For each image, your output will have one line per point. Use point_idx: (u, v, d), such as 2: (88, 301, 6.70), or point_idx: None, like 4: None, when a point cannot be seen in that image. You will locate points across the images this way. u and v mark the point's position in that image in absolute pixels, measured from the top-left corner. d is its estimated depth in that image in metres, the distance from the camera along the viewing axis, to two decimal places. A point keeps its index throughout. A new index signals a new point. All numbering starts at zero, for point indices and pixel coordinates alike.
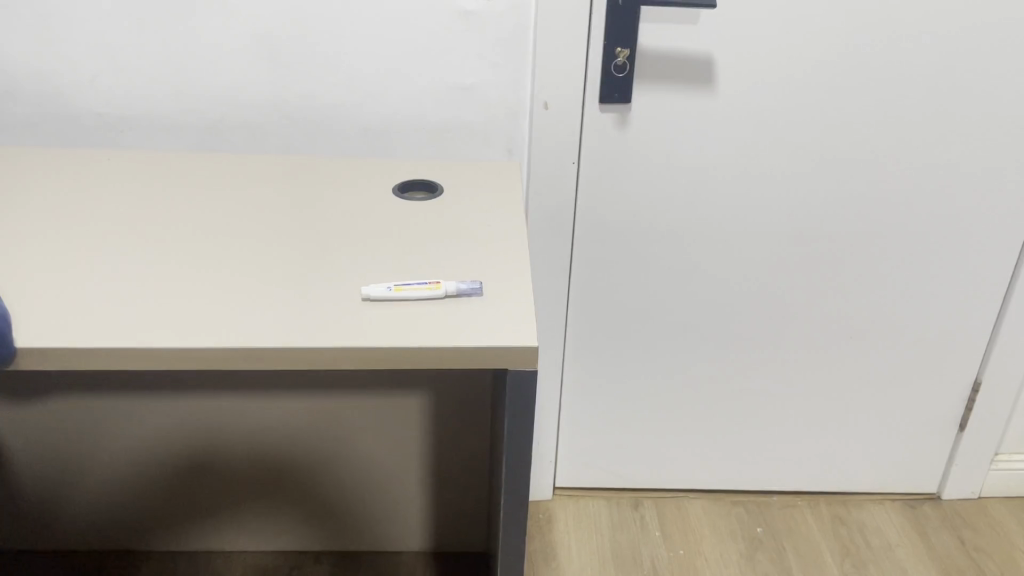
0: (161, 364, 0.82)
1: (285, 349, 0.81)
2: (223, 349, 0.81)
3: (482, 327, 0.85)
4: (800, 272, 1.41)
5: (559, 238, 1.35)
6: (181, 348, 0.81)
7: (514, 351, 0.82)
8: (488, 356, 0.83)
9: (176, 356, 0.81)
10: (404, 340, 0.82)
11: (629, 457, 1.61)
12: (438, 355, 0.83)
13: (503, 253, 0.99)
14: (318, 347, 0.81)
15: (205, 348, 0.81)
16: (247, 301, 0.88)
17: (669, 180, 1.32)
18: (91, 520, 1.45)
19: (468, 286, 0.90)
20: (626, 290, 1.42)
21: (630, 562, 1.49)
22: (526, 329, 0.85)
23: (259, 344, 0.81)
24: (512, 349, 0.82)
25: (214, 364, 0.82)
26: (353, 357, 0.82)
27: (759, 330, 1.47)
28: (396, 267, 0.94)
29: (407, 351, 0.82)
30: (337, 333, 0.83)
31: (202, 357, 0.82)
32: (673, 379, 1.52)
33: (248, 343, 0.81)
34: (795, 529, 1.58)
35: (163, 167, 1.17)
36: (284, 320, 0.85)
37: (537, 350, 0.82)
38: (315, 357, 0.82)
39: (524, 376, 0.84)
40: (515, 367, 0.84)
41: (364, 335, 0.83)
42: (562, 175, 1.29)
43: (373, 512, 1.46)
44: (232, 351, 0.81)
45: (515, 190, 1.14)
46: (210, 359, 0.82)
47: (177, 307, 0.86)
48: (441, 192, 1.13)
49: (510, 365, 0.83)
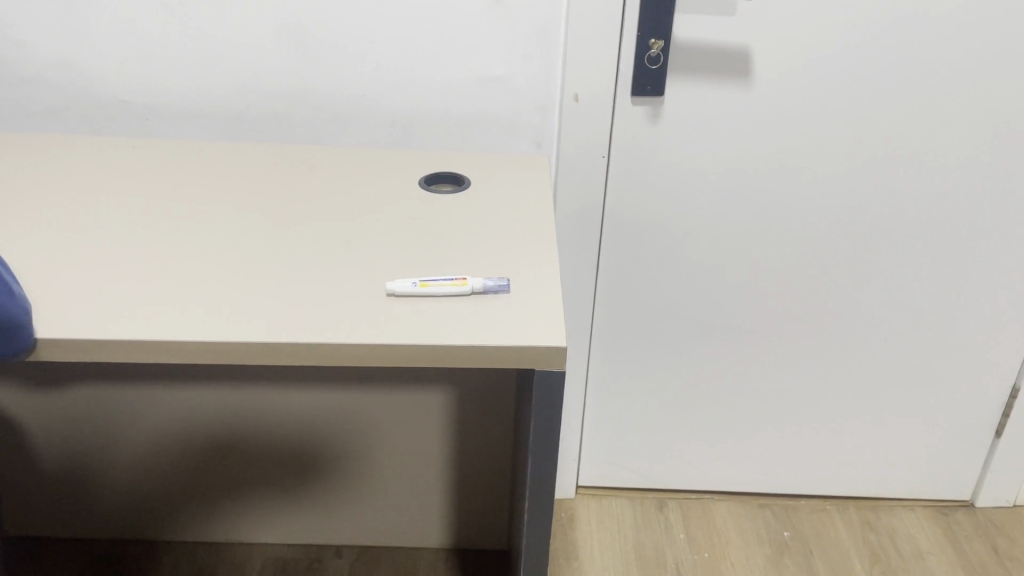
0: (182, 359, 0.80)
1: (309, 344, 0.79)
2: (245, 344, 0.79)
3: (510, 326, 0.82)
4: (831, 273, 1.38)
5: (587, 235, 1.33)
6: (203, 342, 0.79)
7: (539, 351, 0.80)
8: (514, 356, 0.80)
9: (196, 350, 0.80)
10: (428, 337, 0.80)
11: (654, 457, 1.58)
12: (463, 354, 0.80)
13: (529, 248, 0.96)
14: (340, 343, 0.79)
15: (227, 343, 0.79)
16: (268, 295, 0.86)
17: (700, 176, 1.29)
18: (111, 509, 1.45)
19: (495, 283, 0.87)
20: (650, 287, 1.39)
21: (654, 563, 1.46)
22: (554, 328, 0.82)
23: (280, 339, 0.79)
24: (540, 348, 0.80)
25: (236, 359, 0.80)
26: (376, 354, 0.80)
27: (787, 331, 1.44)
28: (423, 262, 0.92)
29: (431, 349, 0.79)
30: (362, 329, 0.81)
31: (222, 351, 0.80)
32: (698, 378, 1.49)
33: (269, 338, 0.79)
34: (823, 534, 1.53)
35: (187, 155, 1.16)
36: (307, 315, 0.83)
37: (563, 350, 0.80)
38: (336, 353, 0.80)
39: (552, 376, 0.81)
40: (543, 368, 0.81)
41: (390, 331, 0.81)
42: (591, 169, 1.26)
43: (393, 506, 1.45)
44: (253, 345, 0.79)
45: (542, 183, 1.11)
46: (229, 353, 0.80)
47: (196, 300, 0.85)
48: (468, 185, 1.10)
49: (537, 364, 0.81)
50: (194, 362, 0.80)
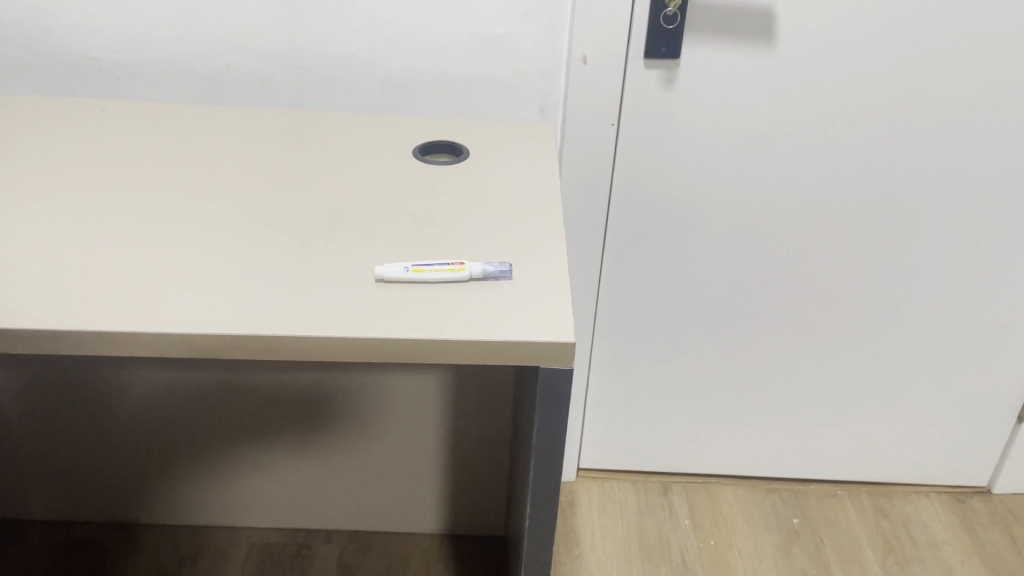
0: (148, 353, 0.72)
1: (287, 337, 0.71)
2: (215, 336, 0.71)
3: (511, 318, 0.74)
4: (851, 250, 1.30)
5: (592, 208, 1.24)
6: (167, 334, 0.71)
7: (544, 347, 0.71)
8: (515, 353, 0.72)
9: (161, 343, 0.72)
10: (421, 330, 0.72)
11: (658, 440, 1.51)
12: (459, 351, 0.72)
13: (532, 227, 0.87)
14: (321, 337, 0.71)
15: (195, 335, 0.71)
16: (243, 282, 0.77)
17: (714, 147, 1.20)
18: (89, 492, 1.38)
19: (496, 268, 0.78)
20: (659, 263, 1.31)
21: (657, 552, 1.39)
22: (561, 321, 0.73)
23: (255, 332, 0.71)
24: (544, 344, 0.71)
25: (205, 353, 0.72)
26: (362, 349, 0.72)
27: (804, 309, 1.36)
28: (415, 244, 0.84)
29: (424, 345, 0.71)
30: (346, 320, 0.73)
31: (192, 345, 0.72)
32: (707, 358, 1.42)
33: (243, 331, 0.71)
34: (834, 521, 1.46)
35: (162, 120, 1.06)
36: (287, 304, 0.75)
37: (570, 346, 0.71)
38: (317, 347, 0.72)
39: (557, 374, 0.73)
40: (547, 365, 0.72)
41: (378, 323, 0.72)
42: (599, 137, 1.17)
43: (386, 491, 1.38)
44: (224, 338, 0.71)
45: (546, 155, 1.02)
46: (200, 347, 0.72)
47: (162, 286, 0.76)
48: (466, 156, 1.01)
49: (540, 361, 0.72)
50: (159, 356, 0.72)
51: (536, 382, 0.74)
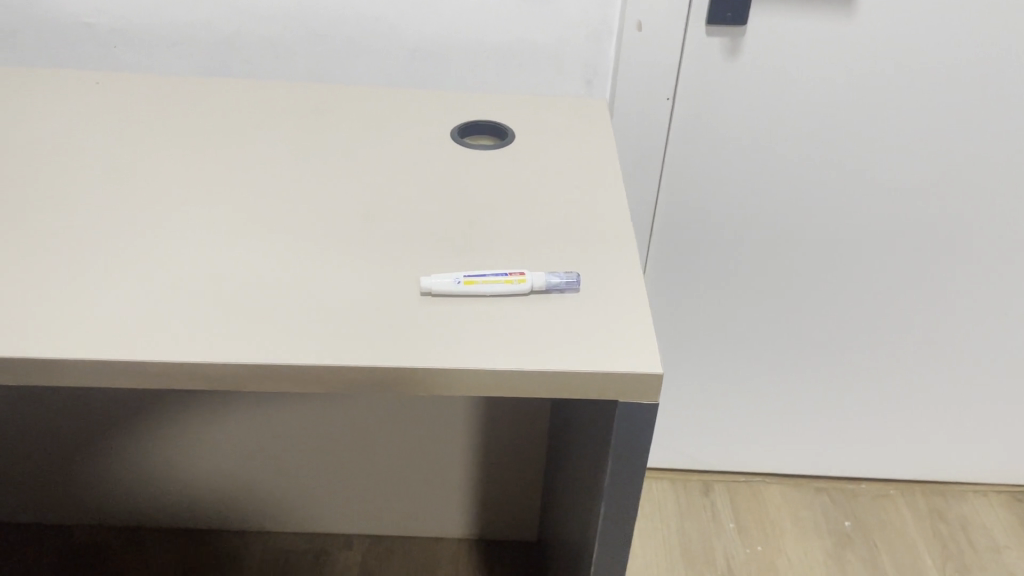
0: (156, 384, 0.61)
1: (321, 368, 0.60)
2: (235, 367, 0.60)
3: (586, 343, 0.62)
4: (922, 239, 1.18)
5: (642, 192, 1.12)
6: (177, 363, 0.60)
7: (626, 380, 0.60)
8: (592, 386, 0.61)
9: (169, 373, 0.60)
10: (480, 358, 0.60)
11: (700, 437, 1.41)
12: (526, 383, 0.61)
13: (595, 226, 0.76)
14: (362, 366, 0.60)
15: (211, 365, 0.60)
16: (265, 296, 0.66)
17: (781, 125, 1.07)
18: (91, 493, 1.29)
19: (562, 279, 0.67)
20: (712, 251, 1.20)
21: (702, 558, 1.30)
22: (643, 347, 0.62)
23: (283, 360, 0.60)
24: (627, 378, 0.60)
25: (224, 385, 0.61)
26: (411, 382, 0.60)
27: (865, 301, 1.25)
28: (464, 248, 0.72)
29: (484, 377, 0.60)
30: (391, 346, 0.61)
31: (208, 375, 0.60)
32: (756, 352, 1.31)
33: (270, 359, 0.60)
34: (888, 523, 1.37)
35: (166, 95, 0.94)
36: (319, 323, 0.63)
37: (656, 379, 0.60)
38: (356, 379, 0.61)
39: (639, 410, 0.62)
40: (627, 402, 0.62)
41: (430, 349, 0.61)
42: (653, 114, 1.05)
43: (412, 494, 1.29)
44: (247, 368, 0.60)
45: (601, 138, 0.90)
46: (218, 378, 0.61)
47: (170, 301, 0.65)
48: (511, 138, 0.89)
49: (620, 395, 0.61)
50: (167, 387, 0.61)
51: (613, 418, 0.63)
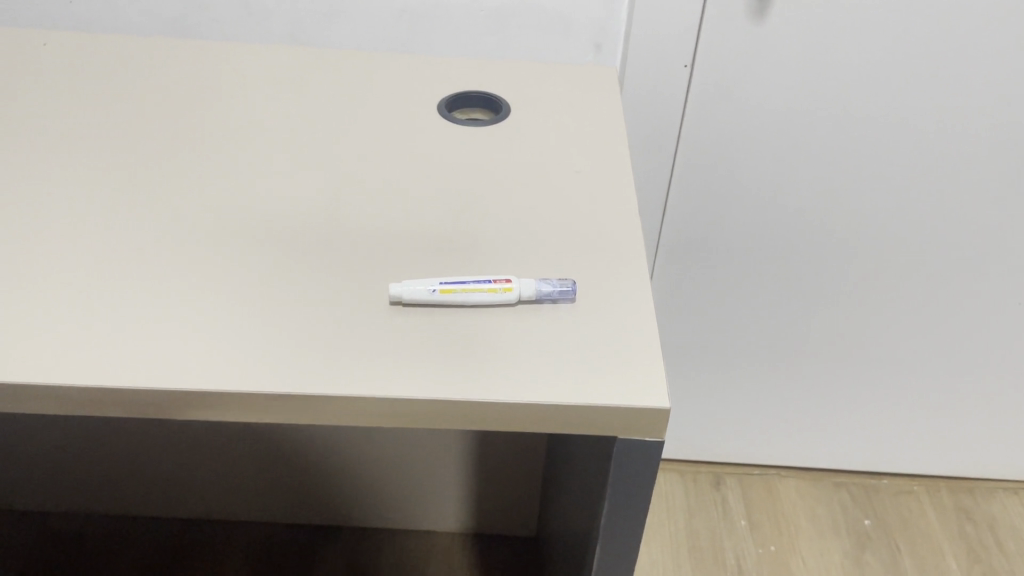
0: (82, 411, 0.52)
1: (270, 397, 0.51)
2: (171, 394, 0.51)
3: (581, 368, 0.53)
4: (964, 223, 1.08)
5: (655, 170, 1.02)
6: (104, 389, 0.51)
7: (626, 416, 0.51)
8: (587, 422, 0.52)
9: (96, 400, 0.52)
10: (456, 387, 0.51)
11: (712, 427, 1.33)
12: (510, 416, 0.51)
13: (598, 219, 0.66)
14: (318, 396, 0.51)
15: (143, 392, 0.51)
16: (212, 305, 0.57)
17: (811, 99, 0.97)
18: (69, 481, 1.22)
19: (555, 288, 0.57)
20: (731, 233, 1.10)
21: (711, 558, 1.22)
22: (647, 374, 0.53)
23: (227, 387, 0.51)
24: (629, 412, 0.51)
25: (160, 413, 0.52)
26: (374, 413, 0.52)
27: (898, 290, 1.15)
28: (445, 248, 0.63)
29: (460, 410, 0.51)
30: (352, 371, 0.52)
31: (140, 403, 0.52)
32: (776, 341, 1.22)
33: (212, 385, 0.51)
34: (911, 524, 1.29)
35: (121, 56, 0.84)
36: (275, 340, 0.55)
37: (662, 414, 0.51)
38: (310, 409, 0.52)
39: (642, 448, 0.53)
40: (629, 438, 0.52)
41: (396, 374, 0.52)
42: (668, 83, 0.94)
43: (404, 487, 1.21)
44: (185, 395, 0.51)
45: (608, 113, 0.79)
46: (153, 405, 0.52)
47: (103, 311, 0.56)
48: (506, 111, 0.79)
49: (620, 432, 0.52)
50: (95, 415, 0.53)
51: (612, 453, 0.54)
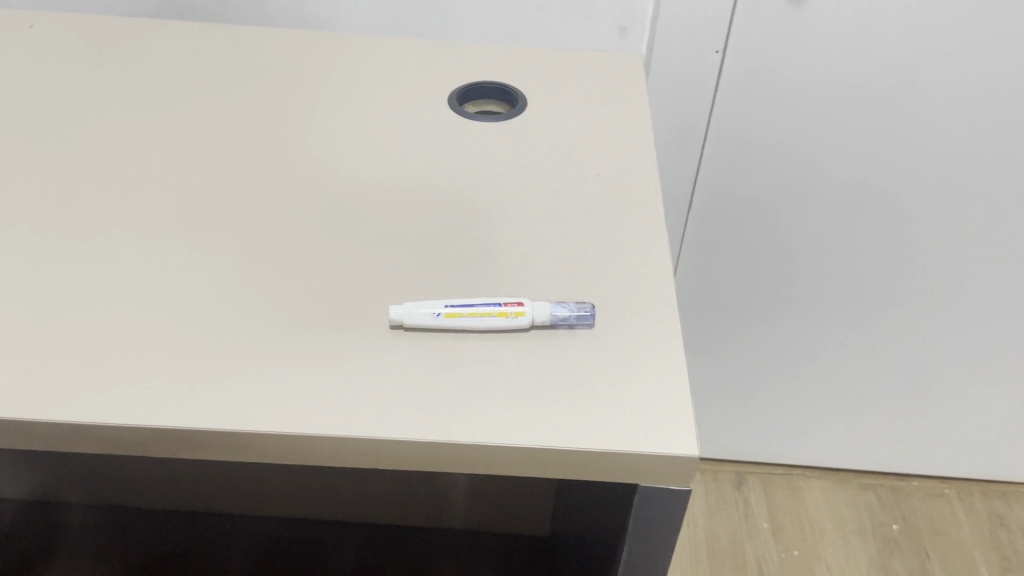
0: (52, 445, 0.48)
1: (254, 435, 0.46)
2: (146, 431, 0.46)
3: (599, 406, 0.48)
4: (1015, 218, 1.00)
5: (681, 160, 0.96)
6: (72, 424, 0.46)
7: (648, 463, 0.46)
8: (606, 468, 0.46)
9: (63, 435, 0.47)
10: (460, 428, 0.46)
11: (735, 423, 1.28)
12: (520, 461, 0.46)
13: (621, 227, 0.60)
14: (310, 436, 0.46)
15: (115, 426, 0.46)
16: (194, 325, 0.52)
17: (853, 86, 0.89)
18: (68, 475, 1.17)
19: (572, 311, 0.52)
20: (761, 226, 1.03)
21: (731, 562, 1.18)
22: (672, 413, 0.48)
23: (209, 425, 0.46)
24: (651, 459, 0.46)
25: (136, 449, 0.48)
26: (372, 454, 0.47)
27: (940, 286, 1.08)
28: (453, 260, 0.57)
29: (465, 453, 0.46)
30: (345, 406, 0.47)
31: (114, 439, 0.47)
32: (806, 336, 1.15)
33: (193, 422, 0.46)
34: (941, 529, 1.23)
35: (110, 36, 0.78)
36: (265, 368, 0.49)
37: (688, 461, 0.46)
38: (298, 448, 0.47)
39: (665, 495, 0.48)
40: (651, 484, 0.47)
41: (394, 411, 0.47)
42: (697, 68, 0.87)
43: (413, 484, 1.16)
44: (163, 433, 0.46)
45: (632, 104, 0.73)
46: (129, 441, 0.47)
47: (75, 330, 0.51)
48: (522, 103, 0.73)
49: (642, 479, 0.47)
50: (64, 449, 0.48)
51: (632, 499, 0.49)
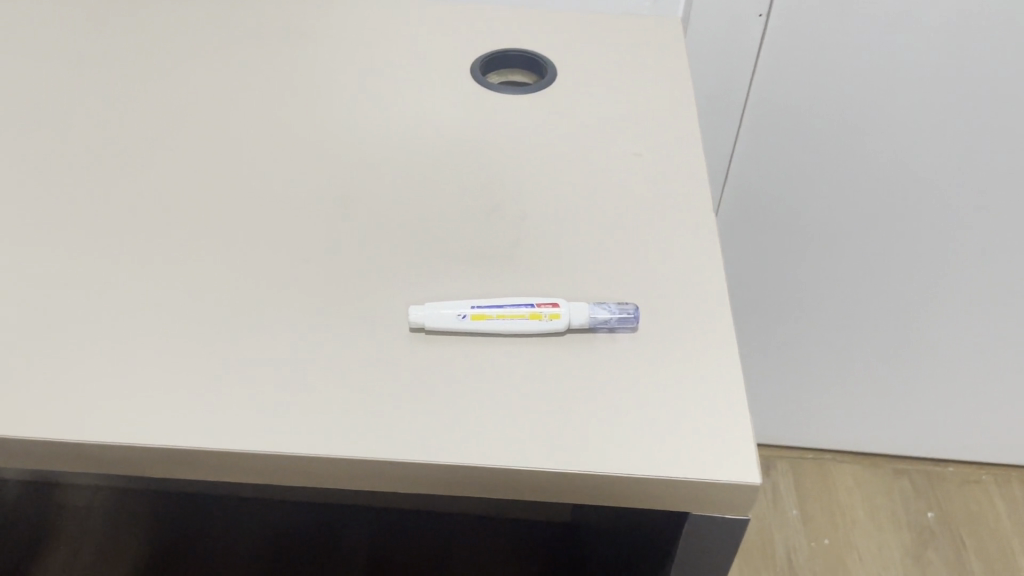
0: (35, 463, 0.43)
1: (258, 456, 0.41)
2: (139, 450, 0.41)
3: (646, 424, 0.42)
4: None
5: (717, 133, 0.89)
6: (57, 442, 0.41)
7: (702, 491, 0.41)
8: (655, 496, 0.41)
9: (50, 454, 0.42)
10: (489, 450, 0.41)
11: (765, 406, 1.22)
12: (557, 486, 0.41)
13: (663, 215, 0.54)
14: (320, 458, 0.41)
15: (107, 445, 0.41)
16: (193, 330, 0.46)
17: (909, 60, 0.82)
18: None
19: (613, 313, 0.46)
20: (802, 205, 0.97)
21: (759, 551, 1.14)
22: (727, 433, 0.42)
23: (209, 444, 0.41)
24: (704, 487, 0.40)
25: (129, 468, 0.43)
26: (390, 478, 0.42)
27: (992, 271, 1.00)
28: (479, 254, 0.51)
29: (494, 479, 0.41)
30: (359, 423, 0.42)
31: (104, 458, 0.42)
32: (845, 321, 1.09)
33: (191, 440, 0.41)
34: (978, 517, 1.18)
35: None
36: (271, 377, 0.44)
37: (747, 489, 0.40)
38: (310, 470, 0.42)
39: (719, 523, 0.43)
40: (704, 513, 0.42)
41: (415, 430, 0.42)
42: (738, 35, 0.80)
43: None
44: (158, 452, 0.41)
45: (672, 75, 0.67)
46: (121, 461, 0.42)
47: (62, 334, 0.46)
48: (552, 73, 0.66)
49: (694, 507, 0.42)
50: (49, 467, 0.43)
51: (681, 524, 0.44)
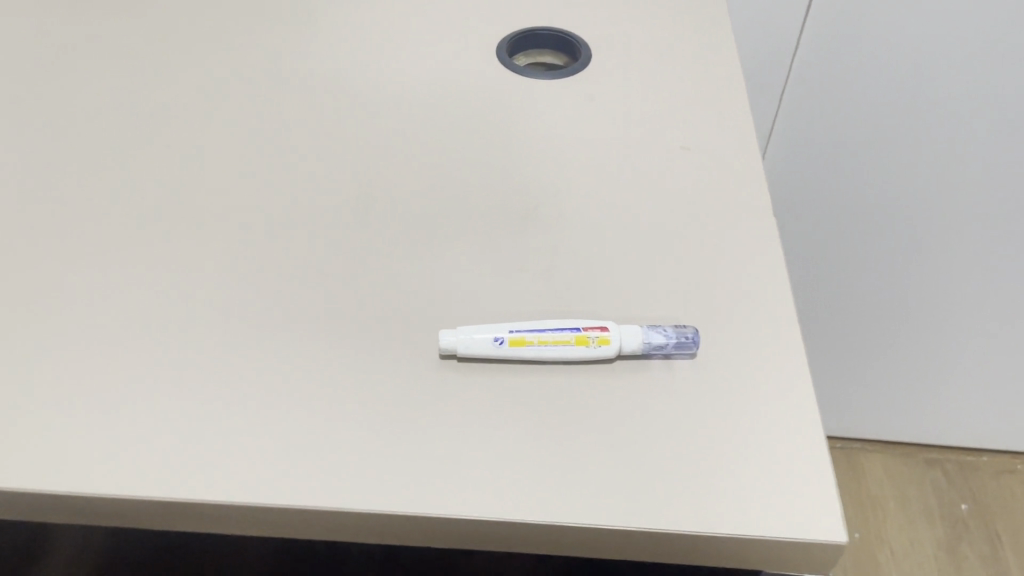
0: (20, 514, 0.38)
1: (270, 510, 0.36)
2: (135, 502, 0.36)
3: (710, 469, 0.37)
4: None
5: None
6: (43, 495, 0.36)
7: (777, 548, 0.36)
8: (723, 553, 0.36)
9: (35, 505, 0.37)
10: (533, 503, 0.36)
11: None
12: (611, 543, 0.36)
13: (717, 219, 0.49)
14: (342, 512, 0.36)
15: (97, 496, 0.36)
16: (197, 360, 0.41)
17: (968, 33, 0.75)
18: None
19: (669, 338, 0.41)
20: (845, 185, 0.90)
21: None
22: (804, 480, 0.37)
23: (214, 497, 0.36)
24: (780, 545, 0.36)
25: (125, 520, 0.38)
26: (421, 533, 0.37)
27: None
28: (514, 267, 0.46)
29: (541, 535, 0.36)
30: (386, 472, 0.37)
31: (96, 511, 0.37)
32: (885, 308, 1.03)
33: (194, 493, 0.36)
34: (1014, 510, 1.14)
35: None
36: (284, 415, 0.39)
37: (829, 548, 0.35)
38: (325, 525, 0.37)
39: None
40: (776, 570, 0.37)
41: (448, 478, 0.37)
42: None
43: None
44: (157, 506, 0.36)
45: (718, 57, 0.61)
46: (115, 513, 0.37)
47: (48, 364, 0.41)
48: (587, 54, 0.61)
49: (765, 563, 0.37)
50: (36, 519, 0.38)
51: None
